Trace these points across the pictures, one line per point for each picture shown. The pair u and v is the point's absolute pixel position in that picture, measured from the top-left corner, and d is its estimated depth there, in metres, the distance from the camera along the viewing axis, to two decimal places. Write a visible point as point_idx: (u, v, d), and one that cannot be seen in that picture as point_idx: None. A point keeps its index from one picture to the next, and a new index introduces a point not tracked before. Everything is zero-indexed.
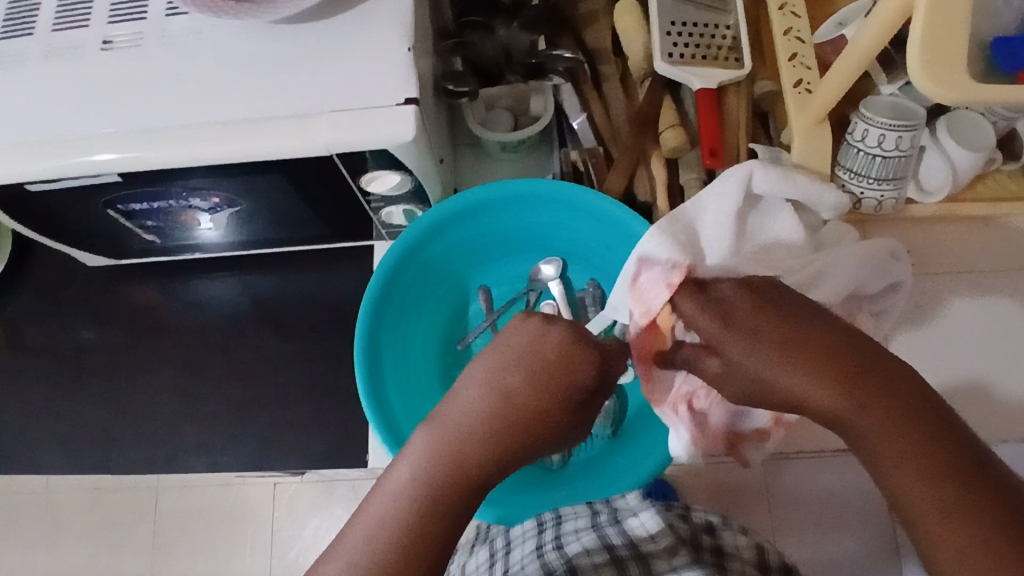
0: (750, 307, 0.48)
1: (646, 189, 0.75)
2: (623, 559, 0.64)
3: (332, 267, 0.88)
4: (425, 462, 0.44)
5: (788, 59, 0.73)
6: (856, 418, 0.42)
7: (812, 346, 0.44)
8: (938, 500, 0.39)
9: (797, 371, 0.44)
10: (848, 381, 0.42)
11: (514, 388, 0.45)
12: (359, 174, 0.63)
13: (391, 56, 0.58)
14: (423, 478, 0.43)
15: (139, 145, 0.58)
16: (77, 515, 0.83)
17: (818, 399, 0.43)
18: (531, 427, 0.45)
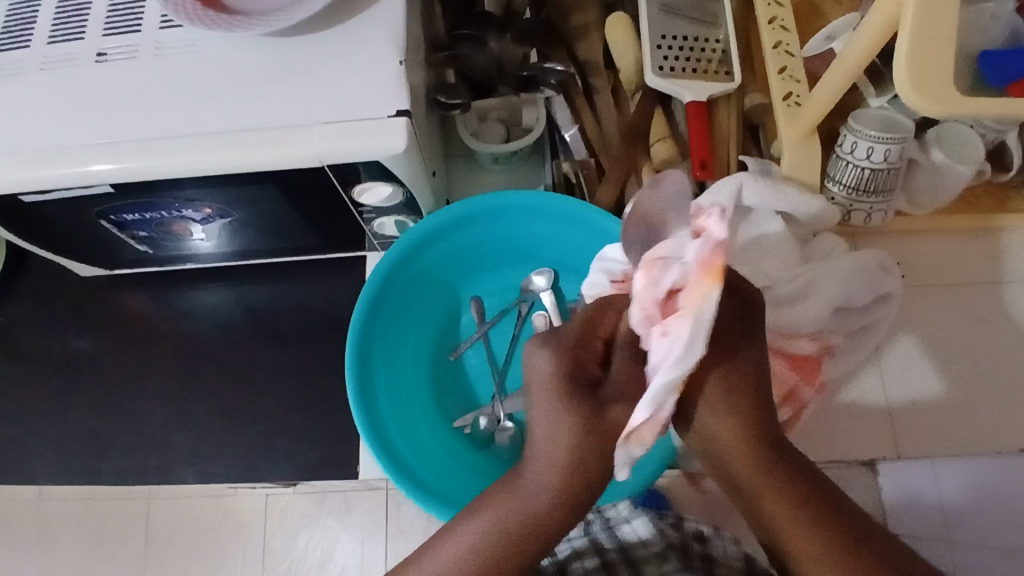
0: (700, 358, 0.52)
1: (637, 200, 0.75)
2: (613, 563, 0.66)
3: (325, 277, 0.88)
4: (487, 524, 0.51)
5: (778, 72, 0.74)
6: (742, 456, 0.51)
7: (736, 397, 0.52)
8: (801, 526, 0.48)
9: (721, 425, 0.52)
10: (755, 432, 0.51)
11: (553, 440, 0.50)
12: (352, 185, 0.63)
13: (384, 68, 0.59)
14: (482, 541, 0.50)
15: (132, 156, 0.58)
16: (65, 526, 0.81)
17: (731, 452, 0.51)
18: (580, 474, 0.50)
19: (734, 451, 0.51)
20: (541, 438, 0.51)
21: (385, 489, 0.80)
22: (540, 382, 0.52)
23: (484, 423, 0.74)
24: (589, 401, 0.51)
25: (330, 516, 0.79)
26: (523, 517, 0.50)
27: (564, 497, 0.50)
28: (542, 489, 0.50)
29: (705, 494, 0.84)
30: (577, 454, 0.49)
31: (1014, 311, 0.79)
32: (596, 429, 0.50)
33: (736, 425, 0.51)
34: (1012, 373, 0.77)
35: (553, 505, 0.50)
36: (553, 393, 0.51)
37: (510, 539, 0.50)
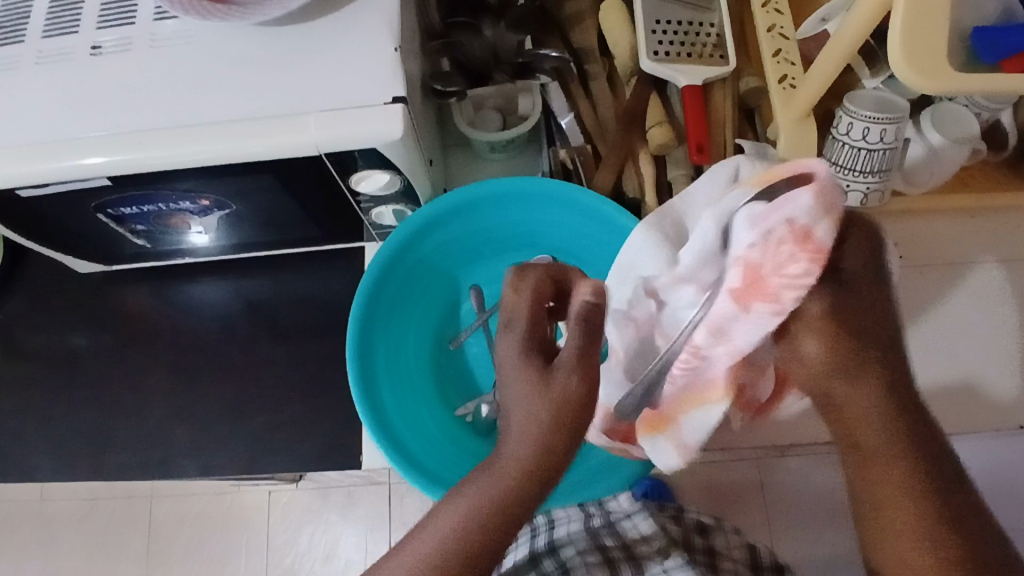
0: (823, 324, 0.44)
1: (635, 185, 0.75)
2: (616, 559, 0.66)
3: (323, 269, 0.88)
4: (467, 512, 0.43)
5: (772, 55, 0.74)
6: (854, 408, 0.44)
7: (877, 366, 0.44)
8: (914, 508, 0.43)
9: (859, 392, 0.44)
10: (878, 375, 0.43)
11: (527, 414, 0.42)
12: (349, 173, 0.63)
13: (379, 56, 0.59)
14: (456, 534, 0.43)
15: (128, 147, 0.58)
16: None
17: (844, 393, 0.44)
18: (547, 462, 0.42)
19: (861, 412, 0.44)
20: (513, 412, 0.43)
21: (388, 483, 0.83)
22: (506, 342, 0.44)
23: (485, 410, 0.74)
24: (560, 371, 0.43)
25: (336, 512, 0.83)
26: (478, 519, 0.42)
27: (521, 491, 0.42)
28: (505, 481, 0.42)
29: (707, 481, 0.84)
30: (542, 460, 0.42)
31: (1007, 291, 0.80)
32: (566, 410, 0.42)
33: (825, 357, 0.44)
34: (1011, 353, 0.78)
35: (521, 496, 0.43)
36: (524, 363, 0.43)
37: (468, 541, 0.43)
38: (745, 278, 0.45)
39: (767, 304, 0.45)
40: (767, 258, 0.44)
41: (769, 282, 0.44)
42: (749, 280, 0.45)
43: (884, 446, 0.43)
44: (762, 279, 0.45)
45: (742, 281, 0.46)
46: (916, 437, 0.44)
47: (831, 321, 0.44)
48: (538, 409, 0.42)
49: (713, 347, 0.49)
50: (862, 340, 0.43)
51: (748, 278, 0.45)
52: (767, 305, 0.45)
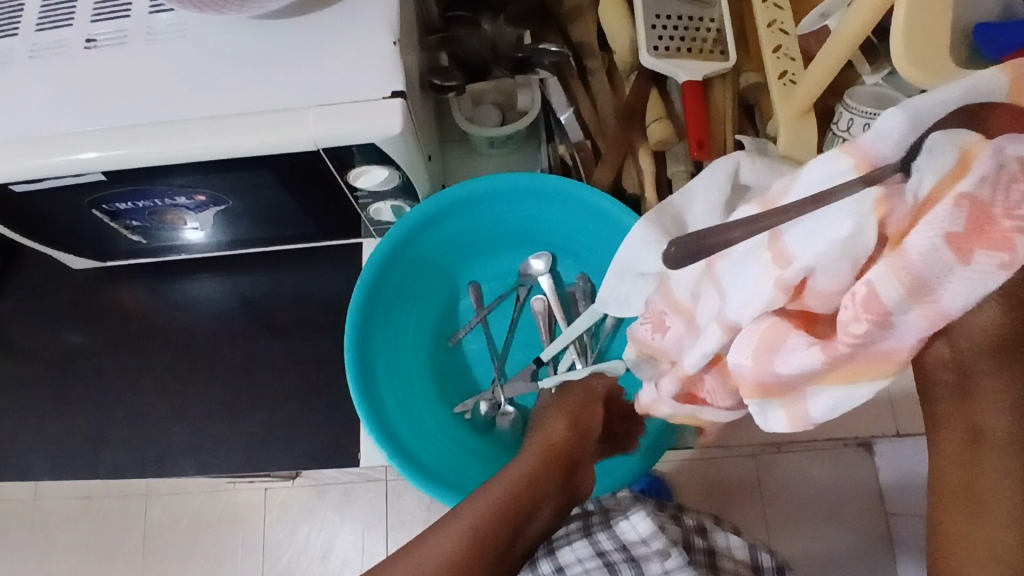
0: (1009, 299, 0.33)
1: (635, 181, 0.75)
2: (615, 561, 0.67)
3: (320, 265, 0.87)
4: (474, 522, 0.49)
5: (772, 50, 0.74)
6: (997, 400, 0.35)
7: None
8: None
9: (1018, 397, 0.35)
10: None
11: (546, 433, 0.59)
12: (346, 169, 0.62)
13: (378, 50, 0.58)
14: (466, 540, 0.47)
15: (124, 142, 0.57)
16: None
17: (995, 380, 0.34)
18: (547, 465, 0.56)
19: (1001, 407, 0.34)
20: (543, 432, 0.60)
21: (385, 480, 0.82)
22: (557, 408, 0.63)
23: (484, 407, 0.75)
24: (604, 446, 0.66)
25: (332, 510, 0.82)
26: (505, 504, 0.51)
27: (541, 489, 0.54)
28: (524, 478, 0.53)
29: (705, 479, 0.84)
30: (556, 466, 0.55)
31: None
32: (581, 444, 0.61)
33: (990, 338, 0.34)
34: None
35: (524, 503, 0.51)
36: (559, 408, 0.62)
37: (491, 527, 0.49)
38: (966, 223, 0.31)
39: (995, 261, 0.30)
40: (998, 198, 0.30)
41: (999, 231, 0.30)
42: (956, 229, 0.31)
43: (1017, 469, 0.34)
44: (992, 222, 0.30)
45: (967, 223, 0.31)
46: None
47: (1020, 288, 0.33)
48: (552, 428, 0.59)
49: (906, 311, 0.33)
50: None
51: (973, 217, 0.31)
52: (989, 260, 0.30)
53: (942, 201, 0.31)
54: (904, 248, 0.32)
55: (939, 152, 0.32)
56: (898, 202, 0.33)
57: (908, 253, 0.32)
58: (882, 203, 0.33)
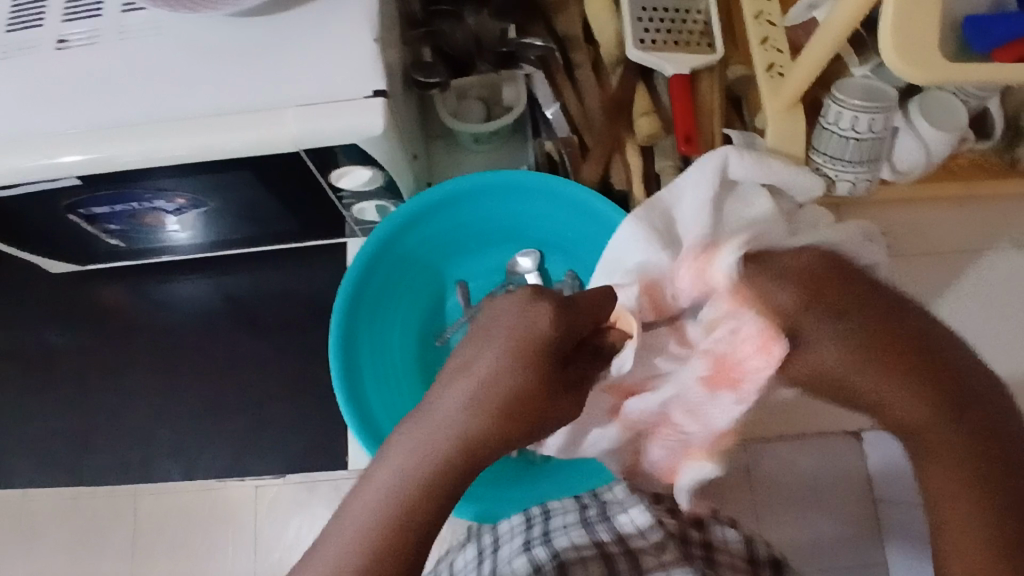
0: (818, 325, 0.45)
1: (622, 177, 0.74)
2: (614, 556, 0.64)
3: (306, 263, 0.86)
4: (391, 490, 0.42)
5: (760, 42, 0.73)
6: (887, 399, 0.46)
7: (901, 350, 0.45)
8: (964, 481, 0.45)
9: (886, 391, 0.46)
10: (909, 364, 0.45)
11: (492, 374, 0.44)
12: (329, 169, 0.61)
13: (358, 46, 0.57)
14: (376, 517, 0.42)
15: (99, 146, 0.56)
16: (55, 524, 0.82)
17: (867, 384, 0.46)
18: (501, 410, 0.44)
19: (892, 399, 0.46)
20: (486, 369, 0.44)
21: None
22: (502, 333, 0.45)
23: None
24: (548, 332, 0.45)
25: (324, 505, 0.80)
26: (424, 466, 0.42)
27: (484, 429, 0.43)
28: (460, 420, 0.43)
29: None
30: (515, 390, 0.44)
31: (993, 278, 0.80)
32: (542, 348, 0.45)
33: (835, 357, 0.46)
34: (996, 338, 0.78)
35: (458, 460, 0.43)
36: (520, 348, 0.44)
37: (406, 510, 0.42)
38: (717, 365, 0.51)
39: (732, 391, 0.52)
40: (731, 348, 0.49)
41: (733, 374, 0.51)
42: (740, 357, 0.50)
43: (932, 438, 0.45)
44: (732, 371, 0.51)
45: (715, 369, 0.52)
46: (955, 410, 0.45)
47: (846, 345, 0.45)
48: (499, 364, 0.44)
49: (715, 391, 0.53)
50: (877, 333, 0.45)
51: (721, 365, 0.51)
52: (731, 394, 0.52)
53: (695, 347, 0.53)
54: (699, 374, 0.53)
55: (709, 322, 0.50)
56: (698, 361, 0.53)
57: (714, 359, 0.51)
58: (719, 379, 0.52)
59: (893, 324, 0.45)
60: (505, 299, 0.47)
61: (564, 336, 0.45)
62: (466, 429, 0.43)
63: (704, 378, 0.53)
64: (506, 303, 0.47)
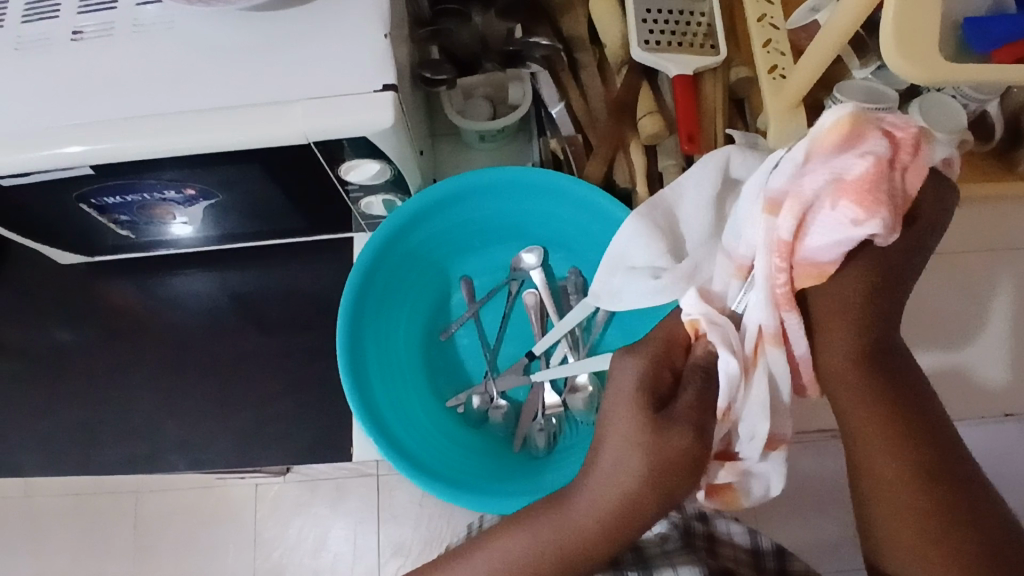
0: (844, 317, 0.47)
1: (626, 174, 0.75)
2: (619, 550, 0.64)
3: (312, 258, 0.87)
4: (528, 545, 0.50)
5: (762, 44, 0.74)
6: (852, 361, 0.48)
7: (878, 382, 0.48)
8: (903, 467, 0.46)
9: (865, 417, 0.47)
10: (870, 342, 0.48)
11: (624, 462, 0.47)
12: (338, 163, 0.62)
13: (370, 41, 0.58)
14: (515, 559, 0.50)
15: (114, 136, 0.57)
16: (60, 520, 0.85)
17: (848, 335, 0.47)
18: (637, 501, 0.47)
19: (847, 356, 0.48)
20: (614, 450, 0.48)
21: (377, 475, 0.83)
22: (620, 400, 0.49)
23: (477, 401, 0.75)
24: (653, 418, 0.47)
25: (325, 505, 0.84)
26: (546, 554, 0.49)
27: (611, 523, 0.48)
28: (591, 519, 0.48)
29: None
30: (638, 491, 0.47)
31: (992, 280, 0.81)
32: (666, 451, 0.46)
33: (862, 300, 0.47)
34: (994, 341, 0.79)
35: (601, 531, 0.48)
36: (638, 410, 0.48)
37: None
38: (796, 215, 0.44)
39: (855, 209, 0.42)
40: (841, 187, 0.43)
41: (877, 191, 0.42)
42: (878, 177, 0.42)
43: (900, 477, 0.46)
44: (872, 179, 0.42)
45: (791, 234, 0.45)
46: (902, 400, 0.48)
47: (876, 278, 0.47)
48: (633, 444, 0.47)
49: (821, 248, 0.44)
50: (885, 365, 0.48)
51: (862, 174, 0.42)
52: (853, 210, 0.42)
53: (796, 210, 0.44)
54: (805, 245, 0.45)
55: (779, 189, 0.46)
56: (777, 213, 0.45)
57: (838, 183, 0.43)
58: (778, 221, 0.45)
59: (903, 364, 0.49)
60: (619, 380, 0.50)
61: (686, 435, 0.47)
62: (592, 526, 0.48)
63: (840, 191, 0.43)
64: (616, 386, 0.50)
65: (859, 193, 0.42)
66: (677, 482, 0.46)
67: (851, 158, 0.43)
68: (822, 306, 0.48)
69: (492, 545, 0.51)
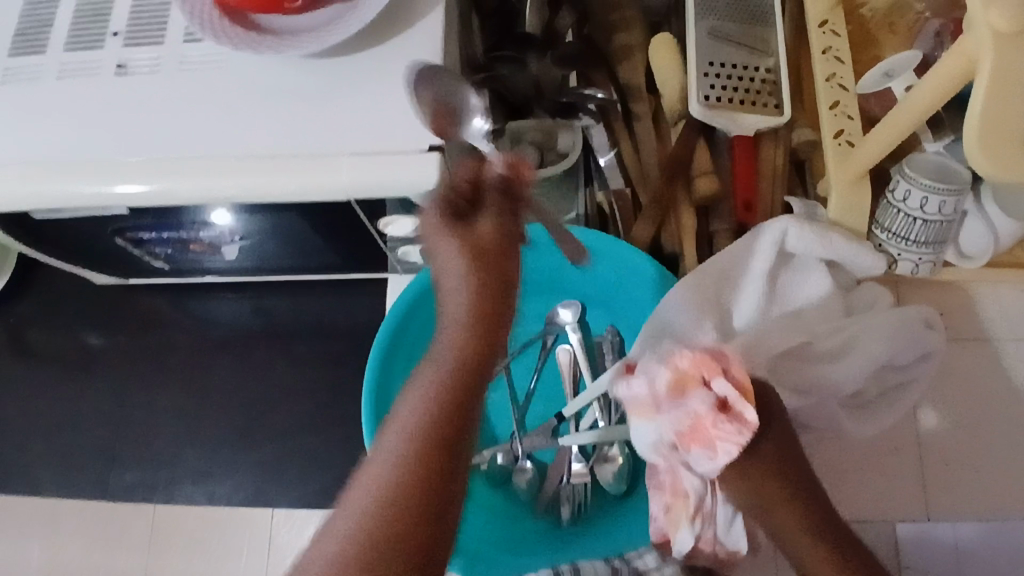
0: (742, 477, 0.54)
1: (674, 237, 0.72)
2: None
3: (344, 291, 0.85)
4: (408, 432, 0.37)
5: (830, 107, 0.70)
6: (777, 524, 0.53)
7: (823, 529, 0.52)
8: None
9: (823, 555, 0.51)
10: (782, 477, 0.53)
11: (463, 287, 0.42)
12: (377, 217, 0.60)
13: (419, 97, 0.55)
14: (404, 459, 0.36)
15: (149, 180, 0.55)
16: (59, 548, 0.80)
17: (771, 498, 0.53)
18: (490, 324, 0.41)
19: (794, 529, 0.52)
20: (456, 284, 0.42)
21: None
22: (439, 248, 0.43)
23: (501, 459, 0.73)
24: (458, 223, 0.43)
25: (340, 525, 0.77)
26: (425, 422, 0.38)
27: (467, 367, 0.40)
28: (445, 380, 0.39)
29: None
30: (477, 308, 0.41)
31: None
32: (476, 246, 0.42)
33: (735, 475, 0.54)
34: None
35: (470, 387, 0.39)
36: (459, 236, 0.42)
37: (404, 490, 0.36)
38: (692, 428, 0.53)
39: (705, 450, 0.52)
40: (709, 416, 0.52)
41: (708, 432, 0.52)
42: (718, 404, 0.52)
43: None
44: (704, 429, 0.52)
45: (688, 428, 0.53)
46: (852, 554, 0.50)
47: (770, 464, 0.53)
48: (456, 265, 0.42)
49: (703, 455, 0.53)
50: (820, 515, 0.52)
51: (692, 427, 0.53)
52: (705, 450, 0.52)
53: (689, 420, 0.53)
54: (675, 436, 0.54)
55: (664, 422, 0.54)
56: (673, 420, 0.54)
57: (679, 433, 0.54)
58: (671, 395, 0.54)
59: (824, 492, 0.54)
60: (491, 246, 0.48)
61: (492, 220, 0.43)
62: (451, 384, 0.39)
63: (690, 431, 0.53)
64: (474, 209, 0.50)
65: (700, 434, 0.52)
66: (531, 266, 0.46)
67: (684, 408, 0.53)
68: (731, 487, 0.55)
69: (368, 471, 0.37)
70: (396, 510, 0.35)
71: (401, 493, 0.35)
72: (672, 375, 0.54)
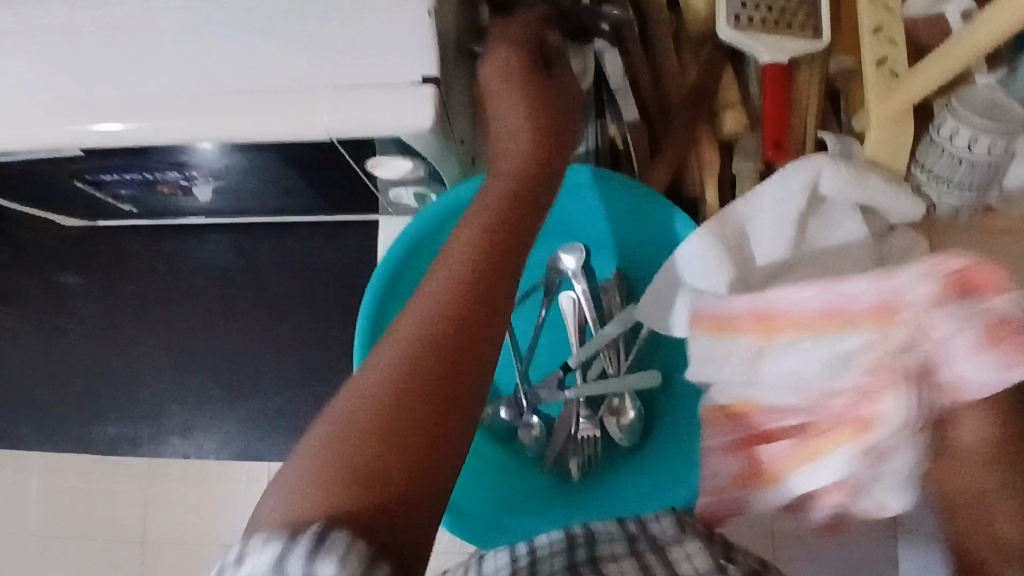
0: (988, 429, 0.52)
1: (695, 178, 0.67)
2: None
3: (332, 231, 0.79)
4: (445, 273, 0.38)
5: (873, 31, 0.62)
6: (984, 476, 0.52)
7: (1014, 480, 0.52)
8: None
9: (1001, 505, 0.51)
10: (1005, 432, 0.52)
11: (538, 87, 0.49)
12: (365, 158, 0.53)
13: (407, 17, 0.47)
14: (435, 305, 0.37)
15: (101, 120, 0.48)
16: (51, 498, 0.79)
17: (1009, 447, 0.52)
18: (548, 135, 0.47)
19: (988, 478, 0.52)
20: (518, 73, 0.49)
21: None
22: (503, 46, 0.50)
23: (505, 414, 0.69)
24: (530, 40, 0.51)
25: None
26: (463, 258, 0.39)
27: (504, 200, 0.42)
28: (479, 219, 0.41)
29: None
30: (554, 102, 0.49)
31: None
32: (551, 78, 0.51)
33: (994, 421, 0.52)
34: None
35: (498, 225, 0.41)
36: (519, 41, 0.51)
37: (436, 331, 0.36)
38: (943, 333, 0.48)
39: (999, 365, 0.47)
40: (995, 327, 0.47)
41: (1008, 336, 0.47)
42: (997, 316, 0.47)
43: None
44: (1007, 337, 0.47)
45: (971, 336, 0.47)
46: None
47: (999, 407, 0.52)
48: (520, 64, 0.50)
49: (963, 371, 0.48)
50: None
51: (940, 337, 0.48)
52: (996, 363, 0.47)
53: (952, 322, 0.48)
54: (898, 352, 0.49)
55: (854, 352, 0.51)
56: (917, 335, 0.49)
57: (887, 351, 0.50)
58: (888, 310, 0.50)
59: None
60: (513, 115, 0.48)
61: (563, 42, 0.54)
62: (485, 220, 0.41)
63: (942, 340, 0.48)
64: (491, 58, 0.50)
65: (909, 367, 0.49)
66: (548, 156, 0.46)
67: (887, 330, 0.50)
68: (976, 433, 0.52)
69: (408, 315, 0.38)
70: (431, 349, 0.36)
71: (433, 344, 0.36)
72: (888, 296, 0.50)
